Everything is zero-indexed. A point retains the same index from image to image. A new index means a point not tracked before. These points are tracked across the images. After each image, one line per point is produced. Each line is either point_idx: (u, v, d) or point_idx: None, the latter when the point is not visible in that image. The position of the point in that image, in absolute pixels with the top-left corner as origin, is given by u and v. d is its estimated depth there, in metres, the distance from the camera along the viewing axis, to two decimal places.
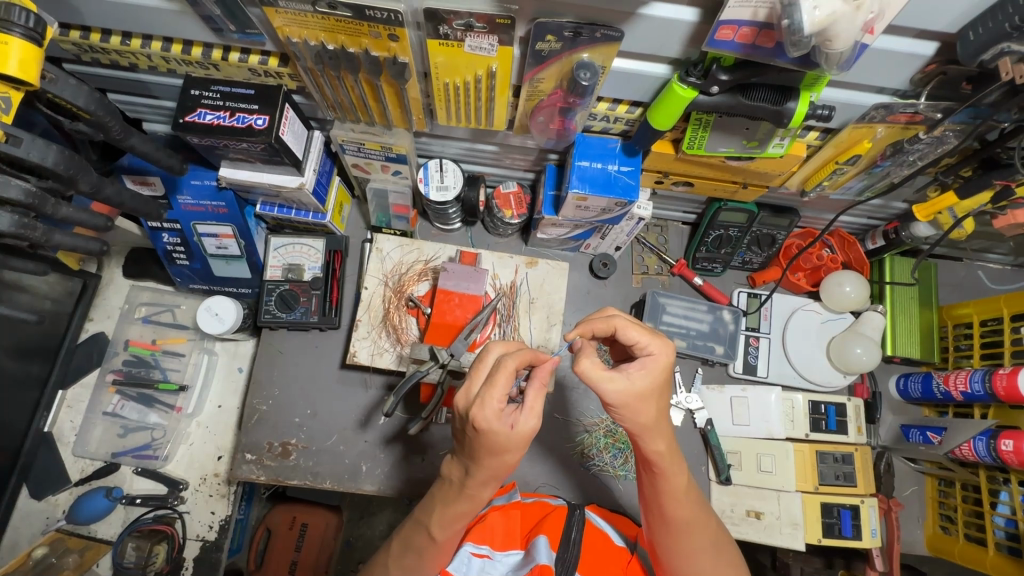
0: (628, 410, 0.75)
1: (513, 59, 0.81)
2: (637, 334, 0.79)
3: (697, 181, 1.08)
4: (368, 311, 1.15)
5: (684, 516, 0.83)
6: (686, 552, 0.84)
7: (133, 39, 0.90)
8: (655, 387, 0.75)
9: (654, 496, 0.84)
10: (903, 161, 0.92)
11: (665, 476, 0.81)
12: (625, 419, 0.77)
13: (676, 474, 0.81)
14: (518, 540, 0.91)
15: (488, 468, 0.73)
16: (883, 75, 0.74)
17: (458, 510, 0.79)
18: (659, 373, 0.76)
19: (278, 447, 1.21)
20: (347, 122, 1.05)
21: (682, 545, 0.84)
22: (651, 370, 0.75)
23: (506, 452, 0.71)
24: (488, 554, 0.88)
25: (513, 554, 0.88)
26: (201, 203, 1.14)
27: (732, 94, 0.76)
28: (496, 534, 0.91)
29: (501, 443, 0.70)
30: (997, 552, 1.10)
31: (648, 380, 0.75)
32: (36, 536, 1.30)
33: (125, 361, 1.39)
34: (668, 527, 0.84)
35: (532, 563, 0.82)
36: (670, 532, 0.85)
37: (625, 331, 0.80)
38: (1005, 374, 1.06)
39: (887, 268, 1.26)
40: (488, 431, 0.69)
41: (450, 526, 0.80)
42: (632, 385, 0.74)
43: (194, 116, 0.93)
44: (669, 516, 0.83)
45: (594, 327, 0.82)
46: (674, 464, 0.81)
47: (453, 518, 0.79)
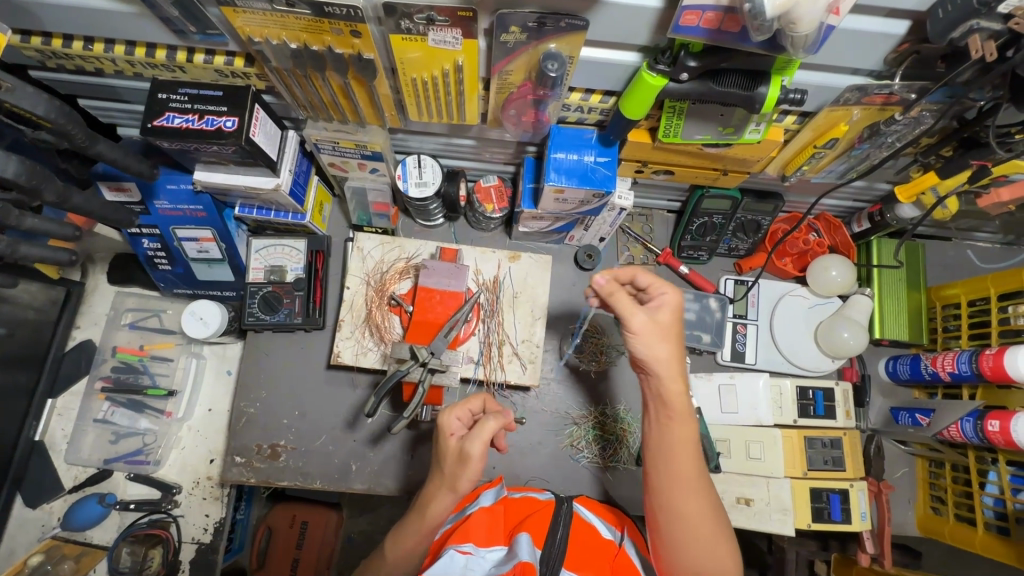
0: (649, 343, 0.80)
1: (479, 52, 0.80)
2: (653, 280, 0.87)
3: (677, 169, 1.07)
4: (350, 311, 1.15)
5: (691, 474, 0.81)
6: (684, 520, 0.81)
7: (96, 44, 0.89)
8: (675, 335, 0.82)
9: (660, 446, 0.83)
10: (881, 143, 0.90)
11: (672, 421, 0.83)
12: (647, 352, 0.80)
13: (686, 424, 0.82)
14: (500, 536, 0.88)
15: (435, 474, 0.85)
16: (855, 57, 0.72)
17: (411, 523, 0.87)
18: (676, 316, 0.83)
19: (267, 449, 1.22)
20: (320, 121, 1.03)
21: (681, 508, 0.81)
22: (671, 312, 0.82)
23: (443, 459, 0.84)
24: (472, 551, 0.82)
25: (496, 550, 0.84)
26: (178, 207, 1.13)
27: (702, 80, 0.74)
28: (479, 532, 0.86)
29: (442, 445, 0.84)
30: (986, 531, 1.10)
31: (671, 322, 0.82)
32: (33, 543, 1.31)
33: (114, 367, 1.40)
34: (673, 487, 0.81)
35: (512, 560, 0.79)
36: (671, 493, 0.81)
37: (641, 276, 0.88)
38: (992, 354, 1.06)
39: (874, 251, 1.25)
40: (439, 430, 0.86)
41: (406, 537, 0.87)
42: (654, 319, 0.81)
43: (162, 120, 0.92)
44: (673, 472, 0.81)
45: (622, 273, 0.88)
46: (685, 415, 0.83)
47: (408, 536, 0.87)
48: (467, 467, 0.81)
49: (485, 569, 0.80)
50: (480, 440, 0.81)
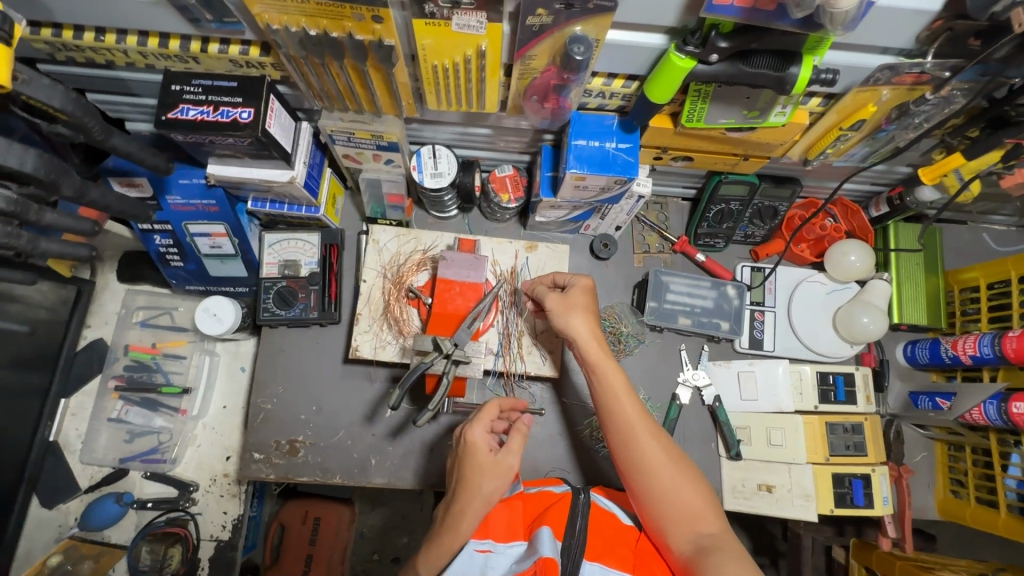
0: (564, 317, 0.99)
1: (503, 37, 0.78)
2: (567, 276, 1.05)
3: (697, 155, 1.06)
4: (368, 304, 1.14)
5: (629, 421, 0.90)
6: (640, 460, 0.87)
7: (108, 35, 0.87)
8: (586, 305, 1.00)
9: (602, 405, 0.93)
10: (908, 124, 0.89)
11: (603, 379, 0.94)
12: (568, 323, 0.98)
13: (615, 377, 0.94)
14: (520, 530, 0.87)
15: (467, 490, 0.86)
16: (888, 35, 0.71)
17: (443, 545, 0.85)
18: (589, 294, 1.02)
19: (286, 445, 1.21)
20: (335, 111, 1.02)
21: (639, 454, 0.88)
22: (583, 293, 1.02)
23: (481, 473, 0.87)
24: (490, 548, 0.84)
25: (516, 545, 0.84)
26: (191, 202, 1.11)
27: (732, 61, 0.73)
28: (500, 527, 0.88)
29: (480, 461, 0.87)
30: (1008, 513, 1.10)
31: (582, 300, 1.00)
32: (50, 544, 1.30)
33: (126, 366, 1.39)
34: (619, 440, 0.90)
35: (535, 556, 0.77)
36: (625, 444, 0.89)
37: (559, 276, 1.06)
38: (1014, 336, 1.06)
39: (892, 236, 1.25)
40: (472, 445, 0.89)
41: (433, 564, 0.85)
42: (567, 298, 1.00)
43: (176, 112, 0.90)
44: (620, 424, 0.90)
45: (544, 278, 1.08)
46: (612, 369, 0.95)
47: (439, 554, 0.84)
48: (506, 477, 0.87)
49: (505, 565, 0.81)
50: (516, 448, 0.90)
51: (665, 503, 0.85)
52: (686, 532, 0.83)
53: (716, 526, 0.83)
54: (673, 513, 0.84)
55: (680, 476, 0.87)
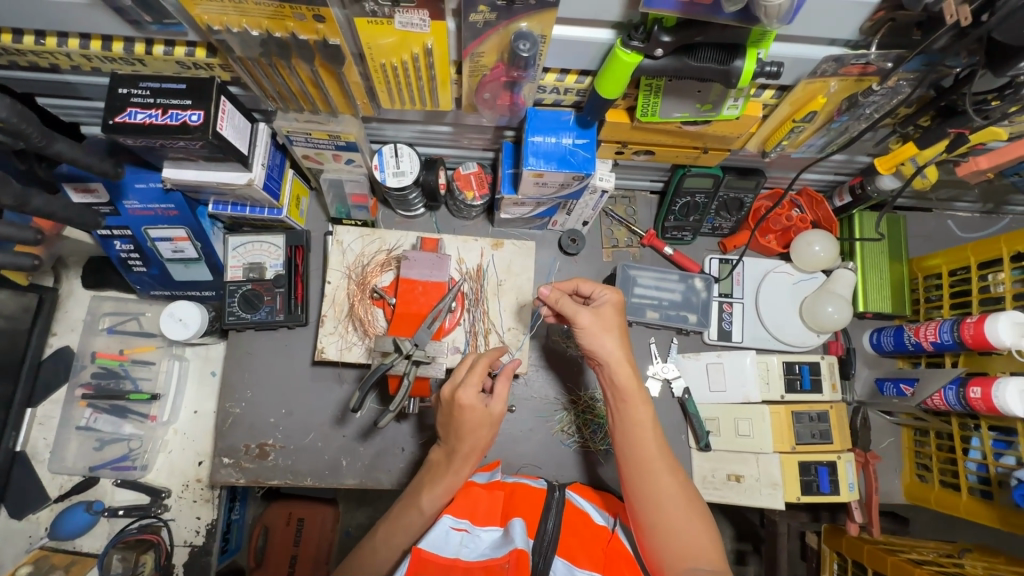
0: (594, 337, 0.94)
1: (449, 34, 0.78)
2: (592, 286, 0.99)
3: (658, 149, 1.06)
4: (333, 306, 1.13)
5: (650, 455, 0.90)
6: (655, 494, 0.87)
7: (48, 38, 0.85)
8: (617, 326, 0.96)
9: (623, 433, 0.92)
10: (860, 115, 0.89)
11: (627, 409, 0.93)
12: (595, 344, 0.94)
13: (643, 408, 0.92)
14: (497, 518, 0.89)
15: (466, 444, 0.90)
16: (831, 26, 0.71)
17: (446, 482, 0.91)
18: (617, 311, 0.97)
19: (255, 449, 1.20)
20: (290, 112, 1.00)
21: (656, 488, 0.88)
22: (613, 313, 0.96)
23: (474, 427, 0.89)
24: (467, 528, 0.86)
25: (491, 530, 0.87)
26: (148, 206, 1.09)
27: (678, 56, 0.73)
28: (480, 511, 0.90)
29: (475, 420, 0.89)
30: (970, 495, 1.12)
31: (615, 320, 0.96)
32: (21, 554, 1.29)
33: (94, 374, 1.37)
34: (637, 471, 0.89)
35: (509, 546, 0.79)
36: (643, 476, 0.89)
37: (582, 285, 0.99)
38: (973, 322, 1.07)
39: (856, 225, 1.26)
40: (465, 408, 0.89)
41: (438, 498, 0.90)
42: (597, 317, 0.94)
43: (124, 116, 0.89)
44: (642, 456, 0.90)
45: (566, 284, 0.99)
46: (640, 399, 0.93)
47: (441, 493, 0.90)
48: (495, 424, 0.92)
49: (480, 547, 0.83)
50: (502, 394, 0.92)
51: (671, 539, 0.85)
52: (686, 567, 0.84)
53: (714, 565, 0.84)
54: (677, 548, 0.85)
55: (691, 514, 0.87)
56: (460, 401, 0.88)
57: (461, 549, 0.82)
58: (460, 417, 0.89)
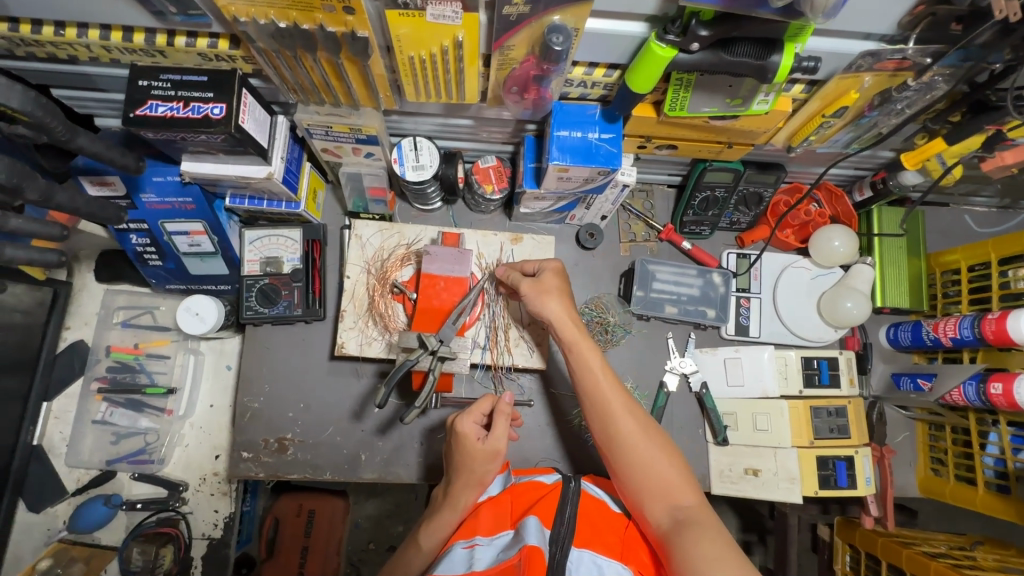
0: (538, 300, 0.99)
1: (479, 27, 0.77)
2: (535, 262, 1.06)
3: (681, 143, 1.05)
4: (352, 300, 1.12)
5: (608, 402, 0.91)
6: (620, 437, 0.88)
7: (67, 29, 0.83)
8: (556, 288, 1.01)
9: (582, 389, 0.94)
10: (891, 110, 0.88)
11: (581, 360, 0.95)
12: (543, 308, 0.99)
13: (593, 357, 0.95)
14: (508, 523, 0.86)
15: (463, 477, 0.90)
16: (870, 21, 0.70)
17: (445, 520, 0.90)
18: (558, 276, 1.03)
19: (274, 443, 1.20)
20: (311, 105, 0.99)
21: (619, 429, 0.89)
22: (554, 277, 1.02)
23: (472, 461, 0.89)
24: (477, 541, 0.82)
25: (503, 534, 0.83)
26: (166, 200, 1.08)
27: (714, 50, 0.72)
28: (486, 523, 0.86)
29: (471, 451, 0.89)
30: (986, 490, 1.13)
31: (557, 283, 1.01)
32: (40, 547, 1.30)
33: (109, 368, 1.36)
34: (598, 420, 0.91)
35: (520, 544, 0.76)
36: (605, 421, 0.90)
37: (528, 264, 1.06)
38: (994, 318, 1.07)
39: (875, 220, 1.25)
40: (462, 436, 0.90)
41: (435, 535, 0.91)
42: (540, 283, 1.01)
43: (145, 109, 0.87)
44: (601, 402, 0.91)
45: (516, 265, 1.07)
46: (590, 349, 0.96)
47: (441, 529, 0.91)
48: (496, 460, 0.90)
49: (492, 553, 0.79)
50: (502, 432, 0.91)
51: (643, 476, 0.85)
52: (660, 505, 0.83)
53: (694, 500, 0.83)
54: (650, 485, 0.84)
55: (658, 454, 0.86)
56: (459, 427, 0.91)
57: (474, 561, 0.78)
58: (458, 445, 0.90)
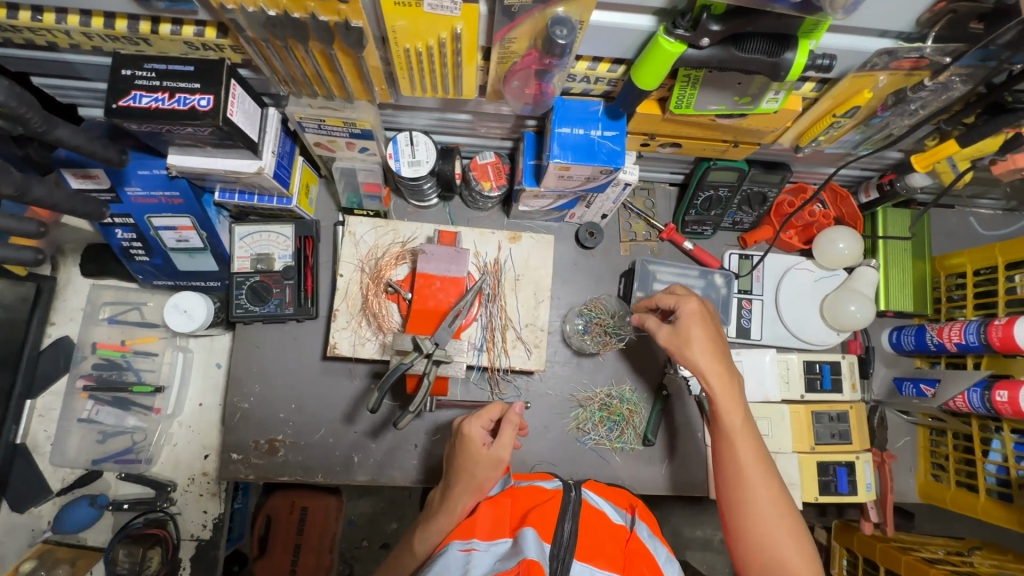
0: (681, 351, 0.94)
1: (479, 18, 0.73)
2: (671, 298, 0.97)
3: (685, 141, 1.02)
4: (345, 300, 1.09)
5: (741, 467, 0.86)
6: (745, 507, 0.84)
7: (45, 14, 0.79)
8: (705, 334, 0.93)
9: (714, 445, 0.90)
10: (904, 111, 0.85)
11: (718, 419, 0.89)
12: (690, 359, 0.93)
13: (733, 415, 0.88)
14: (507, 529, 0.82)
15: (463, 481, 0.88)
16: (888, 17, 0.67)
17: (440, 523, 0.88)
18: (703, 317, 0.94)
19: (265, 444, 1.17)
20: (303, 97, 0.95)
21: (746, 498, 0.84)
22: (698, 321, 0.93)
23: (474, 465, 0.88)
24: (475, 546, 0.77)
25: (501, 542, 0.78)
26: (152, 194, 1.04)
27: (725, 46, 0.69)
28: (485, 524, 0.82)
29: (474, 455, 0.88)
30: (988, 497, 1.11)
31: (698, 329, 0.93)
32: (24, 548, 1.27)
33: (95, 365, 1.33)
34: (729, 484, 0.86)
35: (520, 557, 0.71)
36: (731, 486, 0.86)
37: (663, 298, 0.99)
38: (1001, 324, 1.05)
39: (880, 222, 1.23)
40: (468, 438, 0.90)
41: (429, 538, 0.88)
42: (680, 330, 0.94)
43: (128, 99, 0.83)
44: (733, 463, 0.87)
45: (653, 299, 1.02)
46: (732, 403, 0.89)
47: (436, 534, 0.88)
48: (498, 470, 0.89)
49: (489, 562, 0.74)
50: (507, 441, 0.90)
51: (764, 552, 0.81)
52: None
53: None
54: (769, 564, 0.81)
55: (782, 531, 0.82)
56: (466, 430, 0.91)
57: (470, 567, 0.73)
58: (462, 448, 0.90)
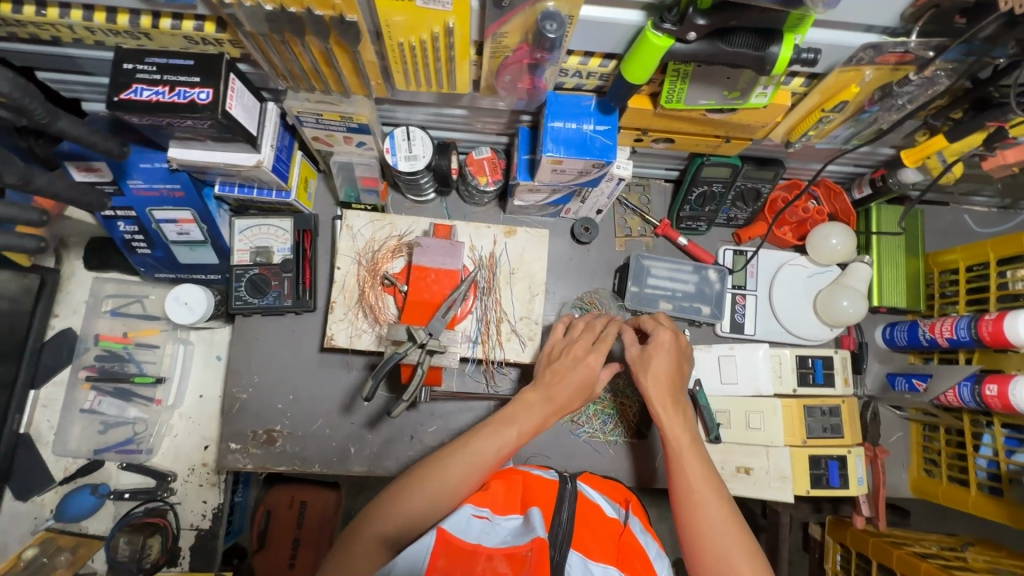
0: (641, 372, 0.96)
1: (471, 12, 0.75)
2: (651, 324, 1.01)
3: (678, 136, 1.03)
4: (343, 292, 1.11)
5: (690, 486, 0.84)
6: (693, 524, 0.82)
7: (49, 8, 0.81)
8: (667, 359, 0.96)
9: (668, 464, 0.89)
10: (892, 106, 0.86)
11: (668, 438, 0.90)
12: (648, 379, 0.95)
13: (683, 435, 0.89)
14: (517, 507, 0.82)
15: (554, 398, 0.93)
16: (871, 12, 0.68)
17: (510, 433, 0.87)
18: (670, 344, 0.97)
19: (263, 435, 1.19)
20: (301, 92, 0.97)
21: (694, 517, 0.82)
22: (663, 348, 0.97)
23: (571, 390, 0.94)
24: (488, 517, 0.78)
25: (512, 519, 0.79)
26: (153, 187, 1.06)
27: (711, 40, 0.70)
28: (498, 499, 0.83)
29: (581, 381, 0.94)
30: (979, 492, 1.12)
31: (660, 354, 0.96)
32: (26, 536, 1.29)
33: (97, 357, 1.35)
34: (679, 506, 0.84)
35: (532, 536, 0.71)
36: (682, 505, 0.84)
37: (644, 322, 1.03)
38: (991, 319, 1.06)
39: (873, 218, 1.24)
40: (587, 369, 0.94)
41: (501, 439, 0.86)
42: (642, 353, 0.98)
43: (130, 93, 0.85)
44: (683, 481, 0.85)
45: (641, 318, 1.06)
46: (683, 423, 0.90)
47: (507, 440, 0.86)
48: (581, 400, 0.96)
49: (502, 534, 0.75)
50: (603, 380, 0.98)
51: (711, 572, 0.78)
52: None
53: None
54: None
55: (728, 551, 0.78)
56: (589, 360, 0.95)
57: (483, 536, 0.74)
58: (573, 370, 0.94)
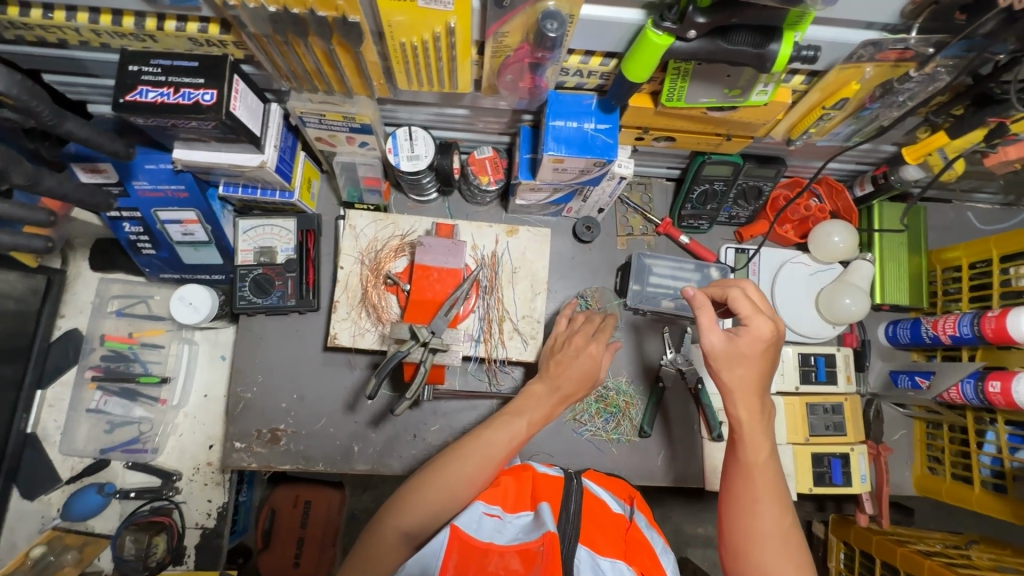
0: (727, 367, 0.83)
1: (473, 12, 0.75)
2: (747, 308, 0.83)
3: (679, 134, 1.03)
4: (345, 291, 1.12)
5: (755, 496, 0.79)
6: (756, 536, 0.77)
7: (56, 11, 0.82)
8: (757, 355, 0.83)
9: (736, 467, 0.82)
10: (892, 102, 0.87)
11: (742, 443, 0.82)
12: (731, 375, 0.83)
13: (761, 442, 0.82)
14: (529, 505, 0.82)
15: (558, 385, 0.95)
16: (871, 9, 0.68)
17: (516, 423, 0.89)
18: (766, 340, 0.83)
19: (267, 433, 1.20)
20: (304, 92, 0.98)
21: (760, 530, 0.77)
22: (756, 342, 0.82)
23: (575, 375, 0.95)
24: (499, 515, 0.79)
25: (523, 516, 0.79)
26: (158, 187, 1.07)
27: (712, 38, 0.70)
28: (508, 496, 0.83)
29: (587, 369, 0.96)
30: (983, 489, 1.12)
31: (755, 349, 0.82)
32: (34, 534, 1.30)
33: (103, 357, 1.36)
34: (736, 512, 0.80)
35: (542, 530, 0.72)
36: (745, 513, 0.79)
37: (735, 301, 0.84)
38: (994, 316, 1.05)
39: (876, 216, 1.24)
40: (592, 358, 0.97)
41: (506, 430, 0.88)
42: (733, 344, 0.82)
43: (135, 94, 0.86)
44: (752, 490, 0.80)
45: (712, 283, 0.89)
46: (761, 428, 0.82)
47: (511, 429, 0.88)
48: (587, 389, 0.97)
49: (513, 532, 0.75)
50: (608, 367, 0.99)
51: None
52: None
53: None
54: None
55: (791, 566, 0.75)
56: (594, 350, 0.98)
57: (495, 534, 0.75)
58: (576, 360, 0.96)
